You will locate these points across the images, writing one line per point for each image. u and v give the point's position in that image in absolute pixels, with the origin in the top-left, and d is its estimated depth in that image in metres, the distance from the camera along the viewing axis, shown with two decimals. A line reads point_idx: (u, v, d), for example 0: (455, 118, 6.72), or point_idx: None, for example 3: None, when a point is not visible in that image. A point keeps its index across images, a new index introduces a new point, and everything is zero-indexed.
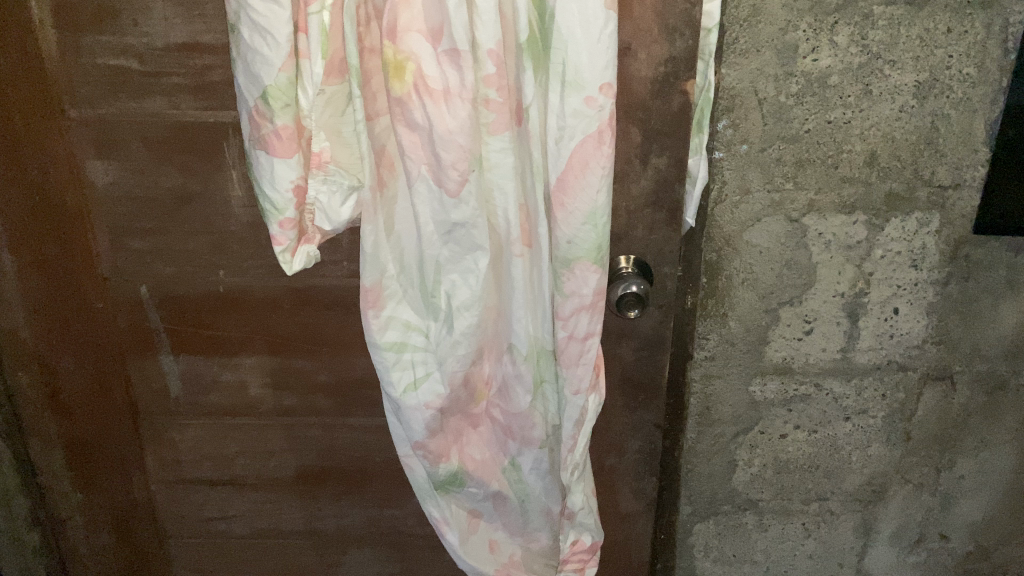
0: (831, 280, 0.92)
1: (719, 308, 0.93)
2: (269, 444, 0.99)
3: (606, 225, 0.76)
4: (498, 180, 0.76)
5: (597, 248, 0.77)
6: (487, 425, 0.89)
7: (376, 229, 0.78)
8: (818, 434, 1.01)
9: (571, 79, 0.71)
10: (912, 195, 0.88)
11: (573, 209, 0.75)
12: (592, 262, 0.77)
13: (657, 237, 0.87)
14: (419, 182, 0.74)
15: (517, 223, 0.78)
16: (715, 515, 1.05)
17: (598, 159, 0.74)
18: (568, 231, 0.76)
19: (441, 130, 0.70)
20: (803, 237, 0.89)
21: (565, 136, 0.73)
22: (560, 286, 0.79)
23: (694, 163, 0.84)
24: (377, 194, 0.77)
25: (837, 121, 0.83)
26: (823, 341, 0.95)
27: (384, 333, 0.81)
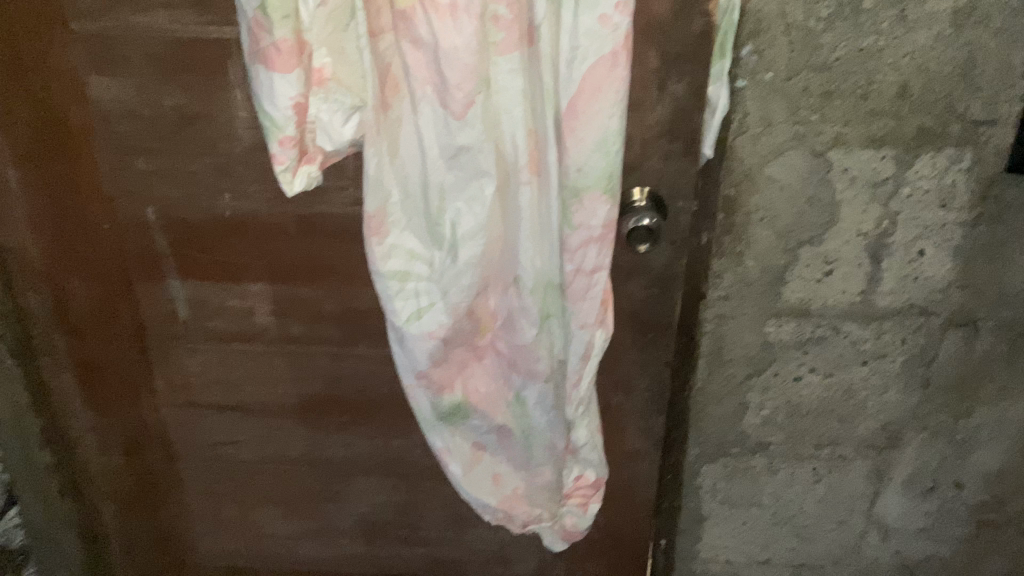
0: (853, 219, 0.89)
1: (736, 246, 0.90)
2: (275, 372, 0.98)
3: (618, 154, 0.76)
4: (506, 104, 0.73)
5: (608, 177, 0.76)
6: (492, 357, 0.88)
7: (379, 153, 0.76)
8: (833, 378, 0.98)
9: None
10: (944, 130, 0.83)
11: (586, 137, 0.75)
12: (603, 192, 0.77)
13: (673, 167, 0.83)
14: (424, 103, 0.71)
15: (526, 149, 0.75)
16: (723, 456, 1.04)
17: (611, 86, 0.73)
18: (579, 159, 0.75)
19: (447, 47, 0.67)
20: (826, 173, 0.86)
21: (579, 60, 0.72)
22: (570, 218, 0.78)
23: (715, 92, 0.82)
24: (379, 118, 0.74)
25: (868, 50, 0.79)
26: (843, 283, 0.92)
27: (387, 261, 0.80)
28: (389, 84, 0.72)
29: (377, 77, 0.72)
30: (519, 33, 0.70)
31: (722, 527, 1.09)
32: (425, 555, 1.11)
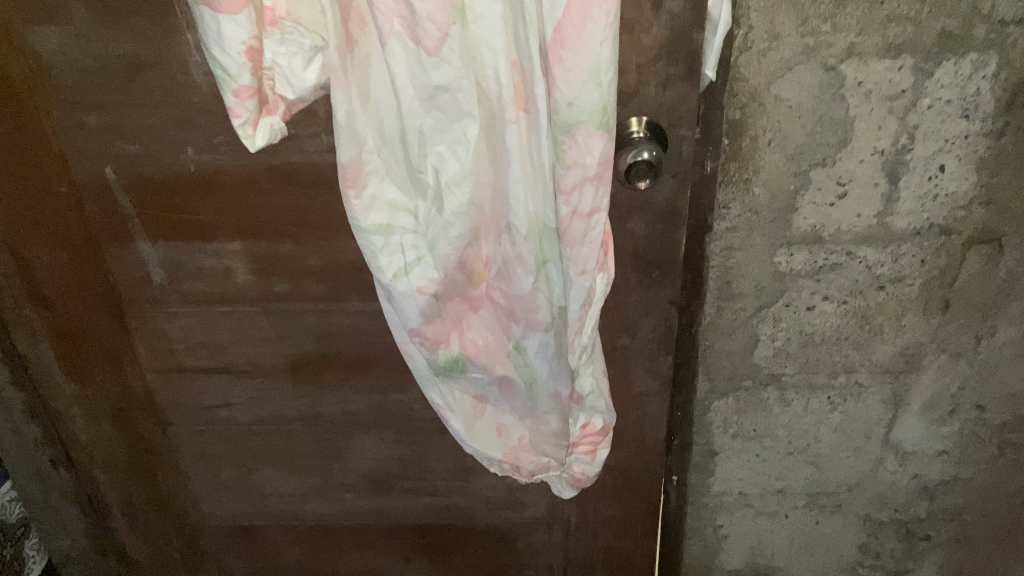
0: (869, 136, 0.82)
1: (743, 173, 0.84)
2: (261, 331, 0.92)
3: (611, 84, 0.67)
4: (485, 34, 0.66)
5: (603, 110, 0.68)
6: (488, 308, 0.83)
7: (346, 98, 0.68)
8: (848, 305, 0.93)
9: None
10: (968, 33, 0.76)
11: (576, 68, 0.66)
12: (599, 128, 0.69)
13: (672, 94, 0.75)
14: (392, 40, 0.64)
15: (510, 85, 0.69)
16: (735, 391, 1.00)
17: (601, 8, 0.64)
18: (568, 93, 0.67)
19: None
20: (839, 88, 0.79)
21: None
22: (564, 158, 0.70)
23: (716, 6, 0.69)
24: (345, 61, 0.67)
25: None
26: (859, 205, 0.86)
27: (368, 214, 0.73)
28: (354, 21, 0.65)
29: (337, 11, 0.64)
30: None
31: (734, 461, 1.06)
32: (434, 504, 1.08)
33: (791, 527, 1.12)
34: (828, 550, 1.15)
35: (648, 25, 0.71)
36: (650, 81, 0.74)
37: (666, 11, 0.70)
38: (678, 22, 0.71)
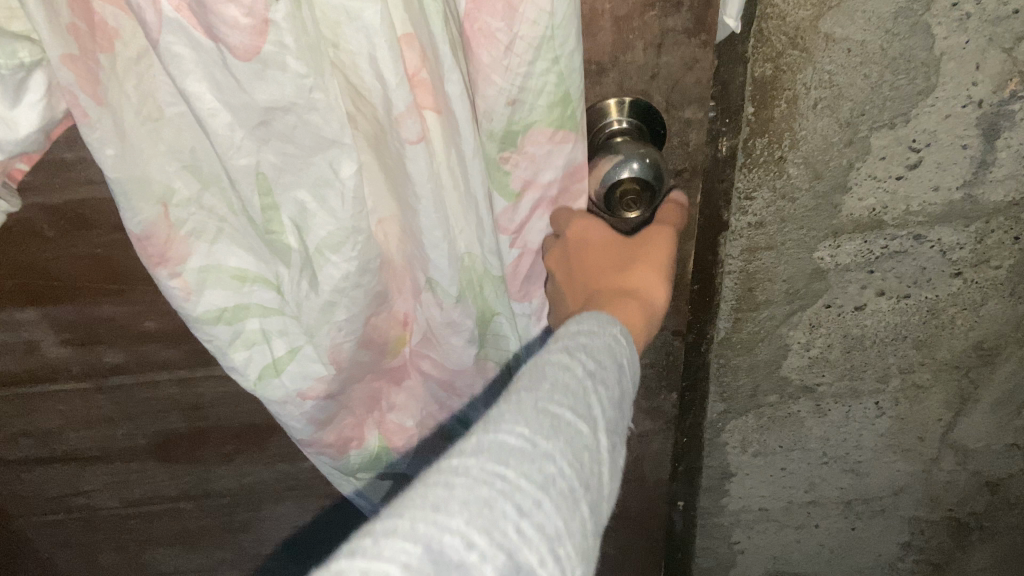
0: (959, 82, 0.54)
1: (774, 149, 0.58)
2: (103, 411, 0.67)
3: (575, 61, 0.40)
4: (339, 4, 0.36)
5: (562, 100, 0.41)
6: (416, 377, 0.58)
7: (107, 138, 0.39)
8: (909, 300, 0.68)
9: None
10: None
11: (517, 48, 0.38)
12: (560, 127, 0.43)
13: (670, 60, 0.47)
14: (166, 35, 0.35)
15: (403, 85, 0.38)
16: (757, 408, 0.78)
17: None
18: (507, 87, 0.40)
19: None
20: (920, 16, 0.51)
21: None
22: (508, 186, 0.46)
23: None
24: (98, 75, 0.37)
25: None
26: (935, 175, 0.60)
27: (201, 300, 0.46)
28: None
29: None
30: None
31: (754, 476, 0.85)
32: None
33: (822, 534, 0.92)
34: (864, 552, 0.95)
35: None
36: (637, 40, 0.46)
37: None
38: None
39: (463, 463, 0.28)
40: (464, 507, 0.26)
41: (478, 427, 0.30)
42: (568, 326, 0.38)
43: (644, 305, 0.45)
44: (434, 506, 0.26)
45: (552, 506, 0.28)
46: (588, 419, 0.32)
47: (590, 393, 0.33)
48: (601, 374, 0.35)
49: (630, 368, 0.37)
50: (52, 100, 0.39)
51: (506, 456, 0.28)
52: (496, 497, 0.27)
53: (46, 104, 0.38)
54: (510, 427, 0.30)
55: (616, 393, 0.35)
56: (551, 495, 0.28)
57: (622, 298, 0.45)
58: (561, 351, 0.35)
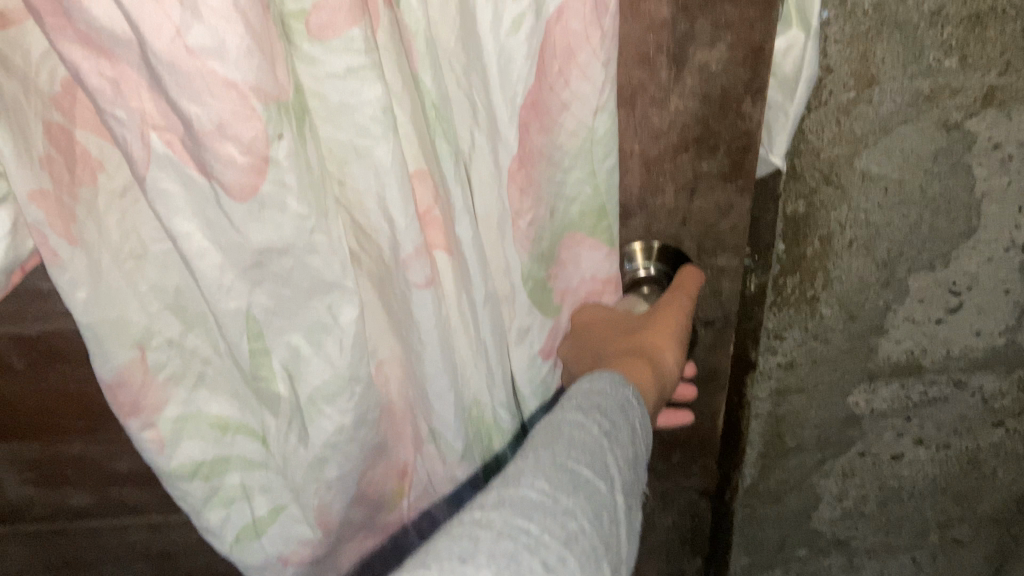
0: (1001, 224, 0.51)
1: (807, 288, 0.54)
2: (63, 556, 0.62)
3: (613, 177, 0.36)
4: (346, 140, 0.32)
5: (600, 210, 0.37)
6: (414, 535, 0.52)
7: (79, 279, 0.36)
8: (950, 450, 0.63)
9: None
10: None
11: (554, 157, 0.35)
12: (595, 236, 0.38)
13: (705, 203, 0.44)
14: (154, 169, 0.32)
15: (417, 231, 0.34)
16: (783, 562, 0.71)
17: (593, 56, 0.32)
18: (545, 197, 0.36)
19: (167, 48, 0.27)
20: (961, 155, 0.48)
21: (540, 16, 0.30)
22: (548, 302, 0.40)
23: (785, 45, 0.38)
24: (74, 212, 0.35)
25: None
26: (977, 320, 0.56)
27: (176, 453, 0.42)
28: (82, 125, 0.34)
29: (13, 126, 0.32)
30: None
31: None
32: None
33: None
34: None
35: (663, 95, 0.40)
36: (668, 182, 0.43)
37: (692, 69, 0.39)
38: (713, 89, 0.40)
39: (486, 516, 0.24)
40: (492, 559, 0.22)
41: (496, 481, 0.26)
42: (580, 386, 0.32)
43: (653, 365, 0.37)
44: (460, 559, 0.22)
45: (579, 565, 0.24)
46: (605, 478, 0.27)
47: (607, 455, 0.28)
48: (619, 437, 0.30)
49: (644, 438, 0.32)
50: (18, 239, 0.36)
51: (530, 510, 0.24)
52: (524, 553, 0.22)
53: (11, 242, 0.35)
54: (530, 480, 0.25)
55: (631, 455, 0.30)
56: (578, 554, 0.24)
57: (627, 361, 0.37)
58: (575, 410, 0.30)
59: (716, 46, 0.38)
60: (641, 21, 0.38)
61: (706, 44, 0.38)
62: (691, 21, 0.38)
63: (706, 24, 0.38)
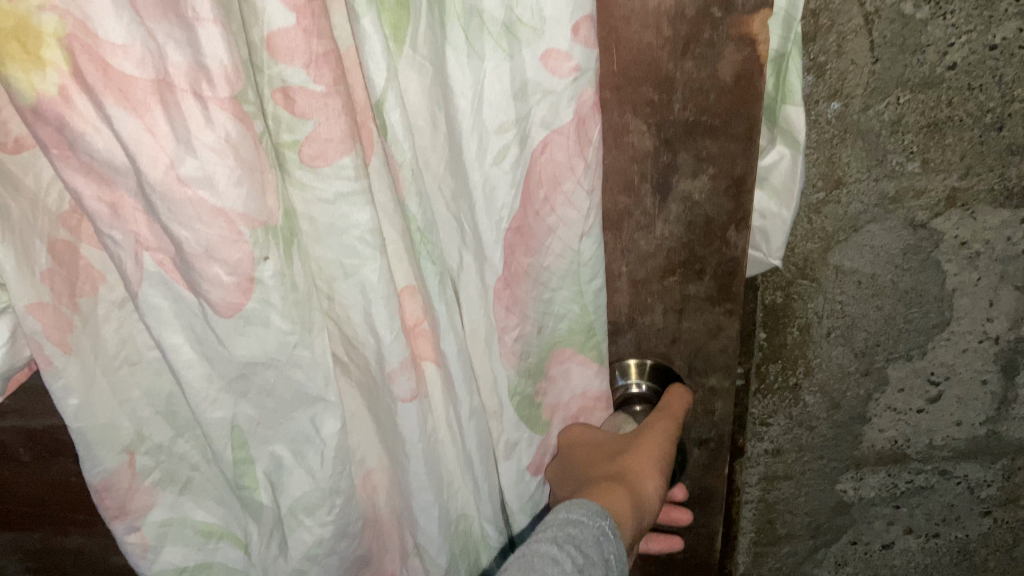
0: (974, 317, 0.52)
1: (789, 375, 0.55)
2: None
3: (601, 296, 0.35)
4: (332, 261, 0.32)
5: (588, 328, 0.36)
6: None
7: (72, 386, 0.36)
8: (940, 539, 0.63)
9: (522, 35, 0.28)
10: None
11: (542, 277, 0.34)
12: (584, 352, 0.37)
13: (693, 320, 0.43)
14: (144, 287, 0.32)
15: (404, 346, 0.34)
16: None
17: (579, 184, 0.31)
18: (531, 315, 0.35)
19: (159, 176, 0.28)
20: (930, 252, 0.49)
21: (526, 147, 0.30)
22: (539, 419, 0.39)
23: (773, 156, 0.39)
24: (71, 320, 0.35)
25: (1007, 47, 0.41)
26: (958, 410, 0.56)
27: (161, 557, 0.41)
28: (87, 241, 0.35)
29: (15, 242, 0.33)
30: (352, 120, 0.29)
31: None
32: None
33: None
34: None
35: (649, 222, 0.39)
36: (657, 303, 0.42)
37: (676, 199, 0.38)
38: (698, 217, 0.39)
39: None
40: None
41: None
42: (558, 514, 0.32)
43: (631, 494, 0.38)
44: None
45: None
46: None
47: None
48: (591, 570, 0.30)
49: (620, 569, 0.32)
50: (16, 346, 0.36)
51: None
52: None
53: (9, 350, 0.36)
54: None
55: None
56: None
57: (612, 493, 0.37)
58: (550, 541, 0.30)
59: (698, 177, 0.37)
60: (624, 151, 0.37)
61: (688, 175, 0.37)
62: (674, 154, 0.37)
63: (689, 157, 0.37)
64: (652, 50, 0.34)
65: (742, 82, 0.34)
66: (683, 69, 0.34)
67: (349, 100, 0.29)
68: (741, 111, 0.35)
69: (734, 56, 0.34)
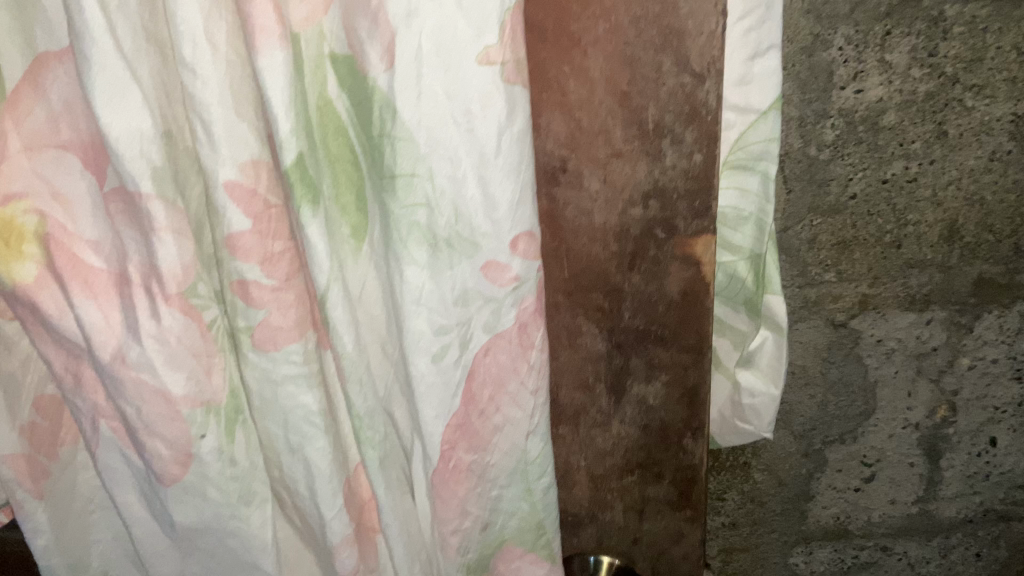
0: (896, 405, 0.55)
1: (738, 454, 0.58)
2: None
3: (551, 493, 0.32)
4: (280, 450, 0.32)
5: (539, 525, 0.33)
6: None
7: (42, 527, 0.36)
8: None
9: (455, 245, 0.25)
10: (1013, 280, 0.50)
11: (488, 473, 0.31)
12: (536, 551, 0.33)
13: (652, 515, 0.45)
14: (103, 449, 0.33)
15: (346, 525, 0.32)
16: None
17: (522, 385, 0.29)
18: (475, 512, 0.31)
19: (109, 360, 0.29)
20: (852, 348, 0.52)
21: (465, 349, 0.27)
22: None
23: (757, 342, 0.38)
24: (48, 468, 0.36)
25: (897, 180, 0.45)
26: (892, 490, 0.59)
27: None
28: None
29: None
30: (305, 309, 0.29)
31: None
32: None
33: None
34: None
35: (605, 419, 0.42)
36: (616, 499, 0.45)
37: (631, 401, 0.41)
38: (653, 421, 0.42)
39: None
40: None
41: None
42: None
43: None
44: None
45: None
46: None
47: None
48: None
49: None
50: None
51: None
52: None
53: None
54: None
55: None
56: None
57: None
58: None
59: (652, 383, 0.40)
60: (579, 351, 0.40)
61: (642, 380, 0.40)
62: (627, 358, 0.40)
63: (641, 362, 0.40)
64: (602, 263, 0.37)
65: (690, 298, 0.37)
66: (631, 282, 0.37)
67: (305, 291, 0.29)
68: (690, 324, 0.38)
69: (681, 274, 0.36)
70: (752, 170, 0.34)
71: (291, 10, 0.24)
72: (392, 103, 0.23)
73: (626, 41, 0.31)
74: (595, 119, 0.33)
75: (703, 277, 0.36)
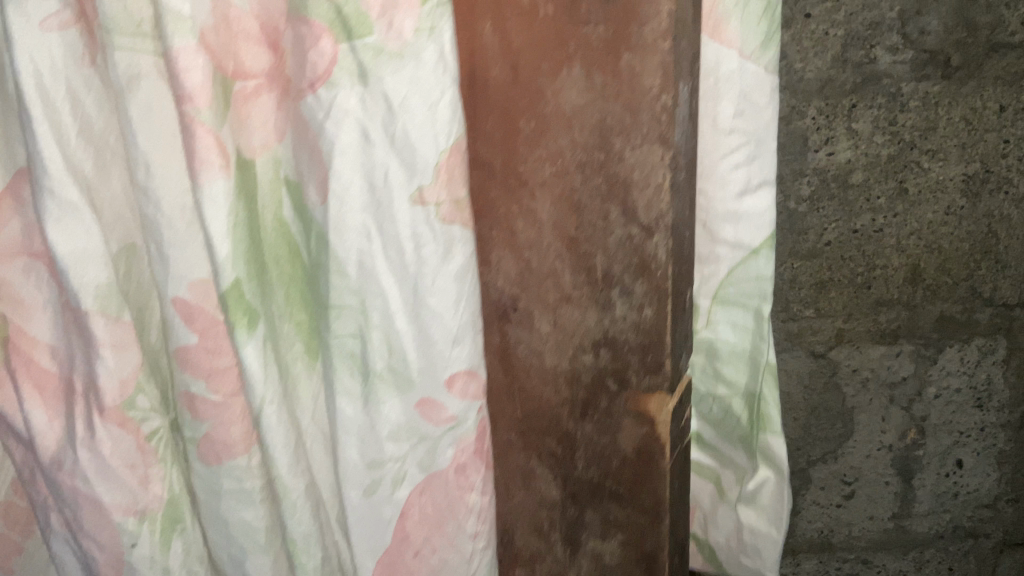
0: (869, 427, 0.53)
1: None
2: None
3: None
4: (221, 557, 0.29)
5: None
6: None
7: None
8: None
9: (385, 378, 0.23)
10: (968, 319, 0.50)
11: None
12: None
13: None
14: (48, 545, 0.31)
15: None
16: None
17: (460, 528, 0.25)
18: None
19: (50, 462, 0.28)
20: (832, 375, 0.51)
21: (399, 487, 0.25)
22: None
23: (754, 482, 0.31)
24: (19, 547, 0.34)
25: (865, 228, 0.46)
26: (869, 506, 0.56)
27: None
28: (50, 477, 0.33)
29: None
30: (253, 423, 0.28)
31: None
32: None
33: None
34: None
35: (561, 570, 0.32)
36: None
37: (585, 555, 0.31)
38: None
39: None
40: None
41: None
42: None
43: None
44: None
45: None
46: None
47: None
48: None
49: None
50: None
51: None
52: None
53: None
54: None
55: None
56: None
57: None
58: None
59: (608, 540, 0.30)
60: (532, 494, 0.31)
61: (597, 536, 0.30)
62: (581, 510, 0.30)
63: (596, 517, 0.30)
64: (553, 407, 0.29)
65: (646, 457, 0.28)
66: (584, 431, 0.29)
67: None
68: (646, 487, 0.28)
69: (635, 430, 0.28)
70: (747, 307, 0.28)
71: (247, 138, 0.25)
72: (326, 235, 0.23)
73: (572, 184, 0.25)
74: (544, 261, 0.26)
75: (659, 437, 0.27)
